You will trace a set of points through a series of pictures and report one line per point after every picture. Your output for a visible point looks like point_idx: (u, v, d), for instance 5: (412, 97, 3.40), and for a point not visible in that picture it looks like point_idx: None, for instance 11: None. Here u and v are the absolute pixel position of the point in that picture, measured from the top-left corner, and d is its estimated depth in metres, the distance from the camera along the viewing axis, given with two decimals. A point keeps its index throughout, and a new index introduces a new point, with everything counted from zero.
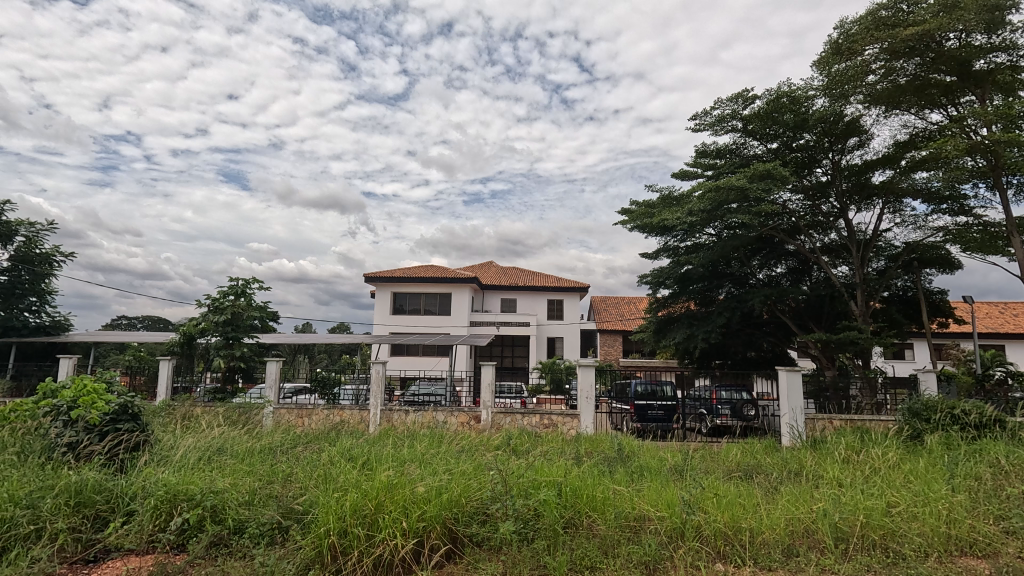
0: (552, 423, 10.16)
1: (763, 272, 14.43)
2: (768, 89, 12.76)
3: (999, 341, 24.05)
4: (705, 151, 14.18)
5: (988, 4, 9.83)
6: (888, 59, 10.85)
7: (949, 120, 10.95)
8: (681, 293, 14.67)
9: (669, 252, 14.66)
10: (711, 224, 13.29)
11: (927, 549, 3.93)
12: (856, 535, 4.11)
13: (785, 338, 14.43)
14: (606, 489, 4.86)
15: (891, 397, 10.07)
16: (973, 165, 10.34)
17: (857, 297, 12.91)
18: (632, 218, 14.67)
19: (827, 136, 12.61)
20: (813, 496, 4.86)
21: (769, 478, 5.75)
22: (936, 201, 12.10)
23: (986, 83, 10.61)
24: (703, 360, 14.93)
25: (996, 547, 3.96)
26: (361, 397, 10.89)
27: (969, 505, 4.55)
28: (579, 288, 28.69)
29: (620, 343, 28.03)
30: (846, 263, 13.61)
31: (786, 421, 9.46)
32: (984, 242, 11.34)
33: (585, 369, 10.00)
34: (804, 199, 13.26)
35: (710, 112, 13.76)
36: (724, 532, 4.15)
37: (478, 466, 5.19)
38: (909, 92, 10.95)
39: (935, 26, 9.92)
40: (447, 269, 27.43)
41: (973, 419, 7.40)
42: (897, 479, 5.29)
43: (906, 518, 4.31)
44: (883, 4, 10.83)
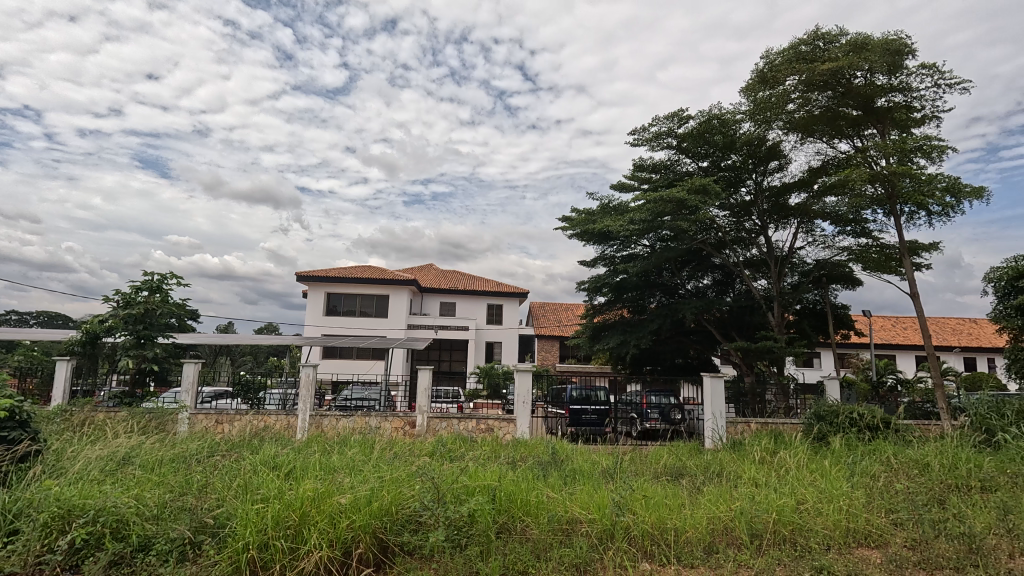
0: (489, 427, 10.19)
1: (691, 283, 15.23)
2: (700, 110, 13.70)
3: (891, 351, 26.82)
4: (642, 165, 14.96)
5: (889, 49, 10.96)
6: (805, 90, 11.78)
7: (855, 150, 12.01)
8: (617, 300, 15.39)
9: (606, 261, 15.26)
10: (645, 236, 14.19)
11: (829, 542, 4.28)
12: (768, 531, 4.40)
13: (709, 346, 15.30)
14: (540, 493, 4.91)
15: (800, 402, 11.01)
16: (874, 193, 11.38)
17: (774, 309, 13.94)
18: (573, 226, 15.15)
19: (751, 159, 13.70)
20: (731, 495, 5.15)
21: (694, 479, 6.05)
22: (842, 224, 13.29)
23: (885, 119, 11.68)
24: (634, 365, 15.63)
25: (886, 538, 4.35)
26: (290, 401, 10.40)
27: (866, 500, 5.01)
28: (519, 293, 28.96)
29: (557, 348, 28.62)
30: (765, 277, 14.67)
31: (708, 426, 9.94)
32: (882, 263, 12.53)
33: (522, 374, 10.07)
34: (730, 216, 14.18)
35: (648, 129, 14.45)
36: (651, 533, 4.31)
37: (411, 472, 5.05)
38: (821, 122, 11.95)
39: (845, 64, 10.91)
40: (385, 270, 26.80)
41: (868, 422, 8.20)
42: (806, 478, 5.71)
43: (812, 514, 4.66)
44: (803, 39, 11.75)
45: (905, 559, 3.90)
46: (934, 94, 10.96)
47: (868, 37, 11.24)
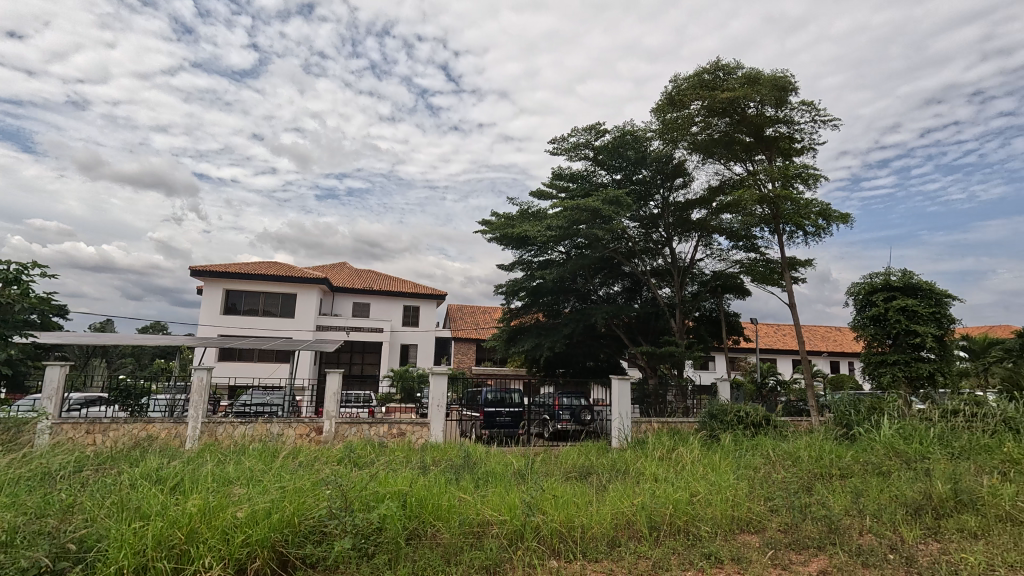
0: (401, 432, 9.96)
1: (602, 289, 15.91)
2: (615, 126, 14.50)
3: (773, 355, 29.87)
4: (560, 174, 15.54)
5: (777, 85, 12.21)
6: (707, 115, 12.85)
7: (747, 173, 13.26)
8: (533, 304, 15.79)
9: (524, 265, 15.61)
10: (562, 243, 14.69)
11: (717, 529, 4.67)
12: (665, 522, 4.72)
13: (618, 349, 16.11)
14: (452, 497, 4.89)
15: (696, 402, 11.90)
16: (762, 213, 12.63)
17: (676, 315, 15.00)
18: (492, 230, 15.30)
19: (659, 174, 14.68)
20: (634, 491, 5.46)
21: (600, 477, 6.33)
22: (735, 239, 14.61)
23: (773, 147, 13.05)
24: (548, 368, 16.08)
25: (763, 523, 4.83)
26: (178, 408, 9.49)
27: (748, 490, 5.54)
28: (437, 295, 28.64)
29: (473, 351, 28.64)
30: (669, 286, 15.73)
31: (615, 426, 10.29)
32: (767, 276, 13.93)
33: (438, 377, 9.95)
34: (639, 227, 15.07)
35: (567, 139, 14.98)
36: (559, 531, 4.45)
37: (317, 481, 4.80)
38: (720, 145, 13.08)
39: (740, 94, 12.04)
40: (294, 267, 25.30)
41: (752, 419, 9.10)
42: (699, 473, 6.20)
43: (703, 505, 5.06)
44: (706, 68, 12.71)
45: (779, 542, 4.36)
46: (812, 128, 12.40)
47: (760, 73, 12.48)
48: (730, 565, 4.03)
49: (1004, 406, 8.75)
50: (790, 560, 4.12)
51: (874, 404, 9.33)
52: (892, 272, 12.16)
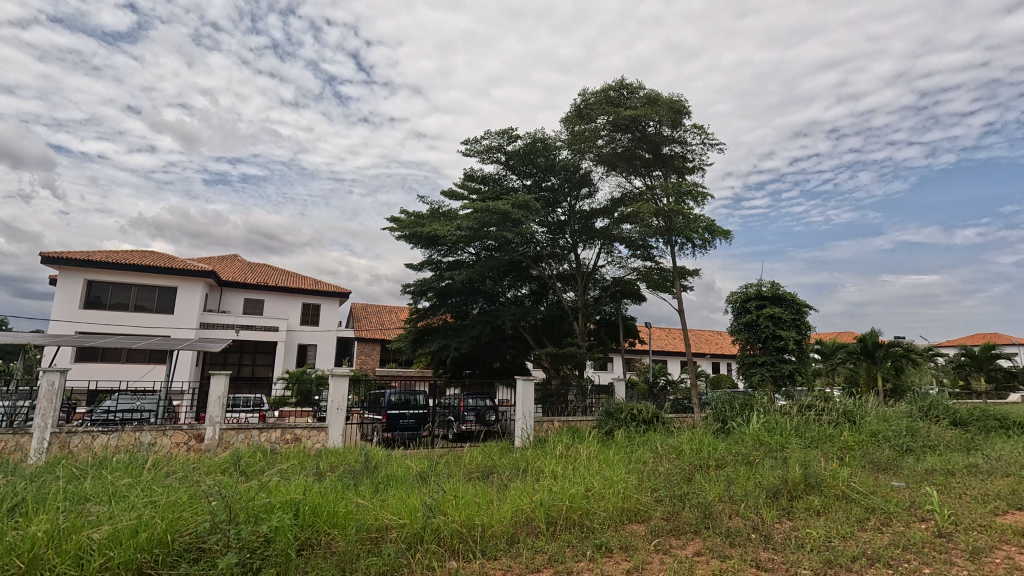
0: (295, 438, 9.37)
1: (511, 292, 16.25)
2: (527, 132, 14.88)
3: (664, 356, 32.27)
4: (472, 175, 15.67)
5: (673, 107, 13.15)
6: (612, 130, 13.62)
7: (646, 187, 14.21)
8: (441, 305, 15.71)
9: (433, 265, 15.50)
10: (471, 244, 14.77)
11: (608, 521, 4.97)
12: (562, 517, 4.92)
13: (524, 351, 16.49)
14: (348, 503, 4.73)
15: (595, 401, 12.54)
16: (658, 225, 13.62)
17: (579, 319, 15.68)
18: (401, 228, 14.98)
19: (567, 183, 15.27)
20: (533, 488, 5.64)
21: (502, 476, 6.45)
22: (634, 248, 15.60)
23: (668, 165, 13.93)
24: (454, 369, 16.05)
25: (648, 513, 5.21)
26: (22, 417, 8.18)
27: (637, 482, 5.95)
28: (340, 293, 27.37)
29: (377, 352, 27.71)
30: (573, 290, 16.40)
31: (518, 425, 10.45)
32: (661, 284, 15.04)
33: (338, 379, 9.49)
34: (547, 232, 15.55)
35: (480, 142, 15.09)
36: (460, 531, 4.47)
37: (196, 493, 4.39)
38: (623, 159, 13.90)
39: (642, 113, 12.88)
40: (175, 258, 22.85)
41: (643, 416, 9.80)
42: (595, 468, 6.54)
43: (597, 499, 5.35)
44: (612, 85, 13.47)
45: (661, 529, 4.75)
46: (702, 150, 13.59)
47: (659, 94, 13.39)
48: (618, 553, 4.32)
49: (845, 401, 10.24)
50: (670, 545, 4.49)
51: (746, 401, 10.46)
52: (763, 283, 13.72)
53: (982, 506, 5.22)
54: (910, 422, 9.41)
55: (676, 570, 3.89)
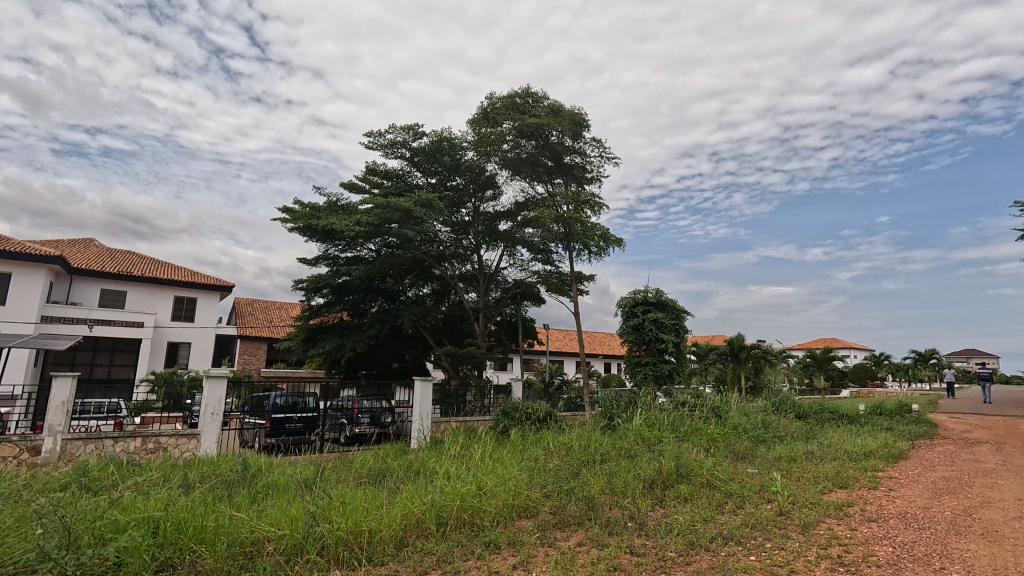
0: (160, 447, 8.40)
1: (411, 291, 15.99)
2: (433, 130, 14.74)
3: (561, 357, 33.63)
4: (375, 169, 15.22)
5: (574, 119, 13.73)
6: (517, 136, 13.94)
7: (547, 193, 14.70)
8: (337, 302, 15.03)
9: (329, 260, 14.82)
10: (371, 240, 14.30)
11: (498, 518, 5.08)
12: (452, 517, 4.95)
13: (423, 351, 16.29)
14: (219, 516, 4.37)
15: (493, 400, 12.73)
16: (557, 231, 14.16)
17: (480, 319, 15.82)
18: (294, 219, 14.08)
19: (472, 184, 15.35)
20: (425, 490, 5.60)
21: (395, 479, 6.33)
22: (535, 252, 16.08)
23: (569, 174, 14.48)
24: (349, 370, 15.43)
25: (537, 508, 5.41)
26: None
27: (527, 479, 6.14)
28: (221, 286, 25.02)
29: (264, 351, 25.72)
30: (475, 290, 16.51)
31: (415, 426, 10.20)
32: (558, 287, 15.66)
33: (214, 381, 8.62)
34: (451, 232, 15.48)
35: (384, 135, 14.66)
36: (345, 539, 4.30)
37: (26, 515, 3.79)
38: (526, 165, 14.26)
39: (545, 122, 13.31)
40: (9, 240, 19.39)
41: (538, 415, 10.15)
42: (489, 467, 6.65)
43: (488, 497, 5.45)
44: (518, 92, 13.78)
45: (548, 523, 4.96)
46: (599, 163, 14.36)
47: (562, 106, 13.92)
48: (506, 549, 4.44)
49: (713, 398, 11.42)
50: (555, 537, 4.71)
51: (631, 399, 11.26)
52: (649, 289, 14.85)
53: (815, 486, 6.11)
54: (764, 416, 10.74)
55: (560, 562, 4.08)
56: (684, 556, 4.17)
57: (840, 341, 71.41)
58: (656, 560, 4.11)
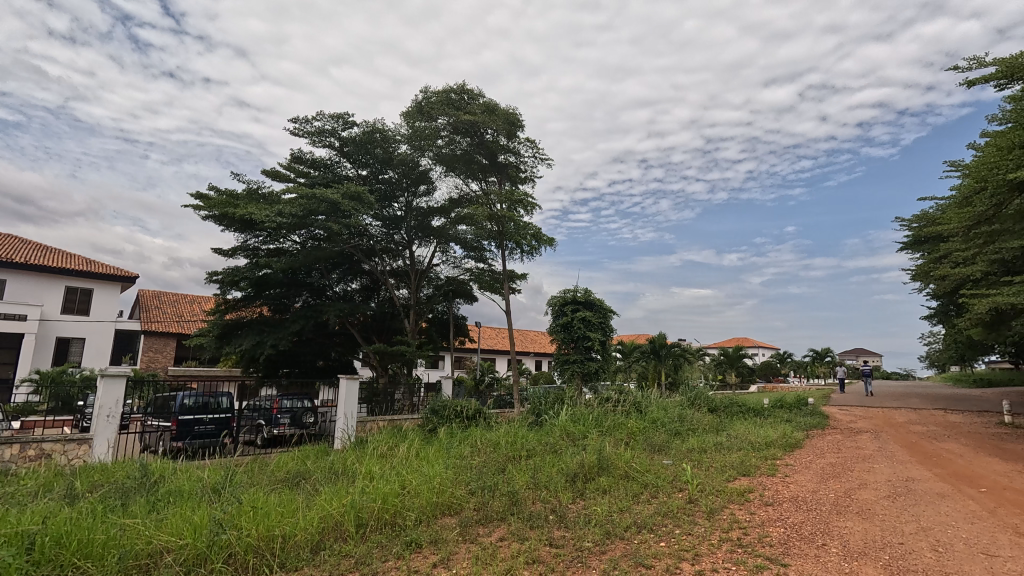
0: (43, 454, 7.54)
1: (339, 286, 15.45)
2: (364, 120, 14.30)
3: (493, 355, 33.80)
4: (301, 158, 14.57)
5: (509, 119, 13.81)
6: (452, 132, 13.85)
7: (482, 191, 14.69)
8: (256, 296, 14.20)
9: (248, 252, 14.01)
10: (295, 232, 13.64)
11: (421, 517, 5.03)
12: (372, 518, 4.83)
13: (350, 348, 15.76)
14: (109, 528, 4.03)
15: (422, 398, 12.56)
16: (490, 229, 14.20)
17: (410, 316, 15.54)
18: (209, 206, 13.12)
19: (404, 178, 15.04)
20: (345, 491, 5.42)
21: (314, 482, 6.08)
22: (468, 249, 16.04)
23: (503, 172, 14.48)
24: (269, 368, 14.63)
25: (460, 505, 5.40)
26: None
27: (452, 476, 6.12)
28: (123, 276, 22.81)
29: (172, 348, 23.76)
30: (406, 287, 16.18)
31: (339, 426, 9.81)
32: (491, 285, 15.70)
33: (111, 380, 7.82)
34: (382, 226, 15.00)
35: (311, 123, 14.04)
36: (255, 546, 4.07)
37: None
38: (460, 162, 14.17)
39: (480, 120, 13.29)
40: None
41: (467, 412, 10.15)
42: (414, 466, 6.55)
43: (411, 496, 5.38)
44: (454, 88, 13.68)
45: (471, 520, 4.98)
46: (533, 163, 14.55)
47: (497, 105, 13.97)
48: (428, 547, 4.41)
49: (635, 394, 11.96)
50: (477, 533, 4.74)
51: (558, 395, 11.54)
52: (578, 289, 15.27)
53: (722, 475, 6.58)
54: (681, 410, 11.40)
55: (480, 558, 4.11)
56: (599, 545, 4.34)
57: (750, 340, 77.20)
58: (573, 550, 4.25)
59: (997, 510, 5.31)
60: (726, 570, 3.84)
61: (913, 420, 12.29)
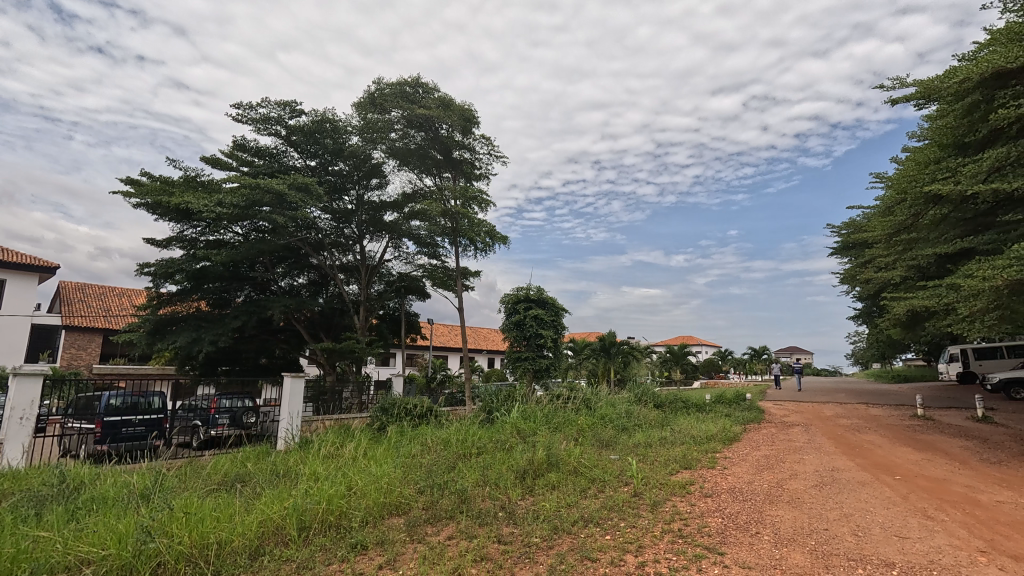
0: None
1: (284, 280, 14.86)
2: (313, 109, 13.83)
3: (445, 352, 33.55)
4: (244, 146, 13.90)
5: (465, 115, 13.70)
6: (406, 126, 13.59)
7: (435, 187, 14.50)
8: (194, 291, 13.44)
9: (184, 243, 13.23)
10: (238, 223, 13.01)
11: (367, 518, 4.93)
12: (316, 521, 4.69)
13: (296, 345, 15.22)
14: (20, 541, 3.73)
15: (371, 397, 12.29)
16: (444, 225, 14.06)
17: (360, 312, 15.16)
18: (140, 193, 12.29)
19: (356, 171, 14.65)
20: (287, 494, 5.23)
21: (255, 484, 5.83)
22: (421, 245, 15.83)
23: (458, 168, 14.38)
24: (207, 366, 13.90)
25: (409, 505, 5.33)
26: None
27: (401, 475, 6.03)
28: (42, 267, 21.03)
29: (98, 344, 22.13)
30: (356, 282, 15.78)
31: (282, 426, 9.41)
32: (444, 282, 15.55)
33: (26, 379, 7.24)
34: (331, 220, 14.58)
35: (256, 109, 13.41)
36: (187, 554, 3.85)
37: None
38: (414, 156, 13.93)
39: (435, 114, 13.10)
40: None
41: (417, 411, 10.03)
42: (362, 466, 6.41)
43: (358, 497, 5.26)
44: (408, 81, 13.43)
45: (419, 519, 4.92)
46: (488, 160, 14.52)
47: (453, 100, 13.81)
48: (374, 548, 4.32)
49: (585, 390, 12.19)
50: (425, 532, 4.70)
51: (510, 393, 11.60)
52: (531, 287, 15.38)
53: (665, 468, 6.83)
54: (628, 406, 11.72)
55: (427, 557, 4.07)
56: (547, 540, 4.40)
57: (694, 339, 80.45)
58: (521, 547, 4.29)
59: (908, 495, 5.78)
60: (666, 560, 3.99)
61: (839, 413, 13.20)
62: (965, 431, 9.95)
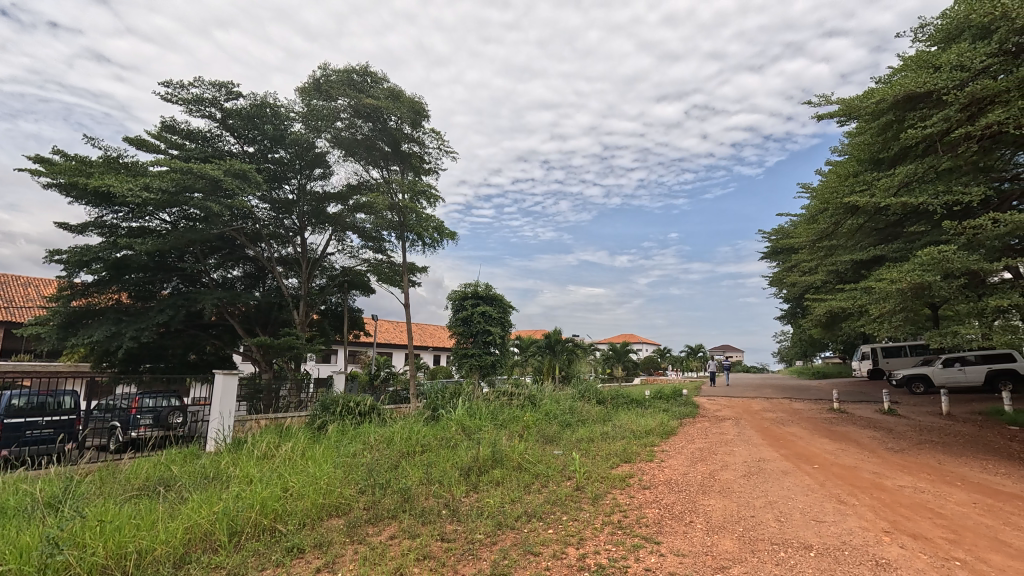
0: None
1: (217, 272, 14.06)
2: (251, 93, 13.17)
3: (389, 349, 32.83)
4: (173, 127, 13.01)
5: (414, 108, 13.41)
6: (352, 115, 13.15)
7: (382, 180, 14.12)
8: (113, 281, 12.44)
9: (103, 229, 12.22)
10: (165, 209, 12.17)
11: (304, 520, 4.75)
12: (249, 524, 4.48)
13: (229, 341, 14.44)
14: None
15: (310, 395, 11.85)
16: (390, 219, 13.71)
17: (300, 307, 14.55)
18: (52, 173, 11.24)
19: (297, 159, 14.07)
20: (217, 497, 4.94)
21: (181, 488, 5.48)
22: (366, 239, 15.41)
23: (406, 162, 14.06)
24: (128, 362, 12.92)
25: (349, 506, 5.17)
26: None
27: (342, 475, 5.84)
28: None
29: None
30: (296, 276, 15.15)
31: (213, 427, 9.09)
32: (389, 278, 15.21)
33: None
34: (270, 210, 13.92)
35: (188, 89, 12.57)
36: (102, 565, 3.57)
37: None
38: (361, 147, 13.51)
39: (382, 105, 12.72)
40: None
41: (359, 408, 9.76)
42: (299, 466, 6.18)
43: (294, 498, 5.05)
44: (356, 69, 13.02)
45: (360, 519, 4.80)
46: (437, 155, 14.33)
47: (402, 92, 13.48)
48: (311, 551, 4.17)
49: (530, 388, 12.28)
50: (366, 532, 4.58)
51: (456, 390, 11.51)
52: (479, 284, 15.39)
53: (606, 462, 7.02)
54: (571, 402, 11.93)
55: (368, 558, 3.98)
56: (490, 537, 4.40)
57: (636, 338, 83.10)
58: (465, 543, 4.28)
59: (825, 483, 6.25)
60: (605, 551, 4.10)
61: (766, 408, 14.09)
62: (874, 423, 10.88)
